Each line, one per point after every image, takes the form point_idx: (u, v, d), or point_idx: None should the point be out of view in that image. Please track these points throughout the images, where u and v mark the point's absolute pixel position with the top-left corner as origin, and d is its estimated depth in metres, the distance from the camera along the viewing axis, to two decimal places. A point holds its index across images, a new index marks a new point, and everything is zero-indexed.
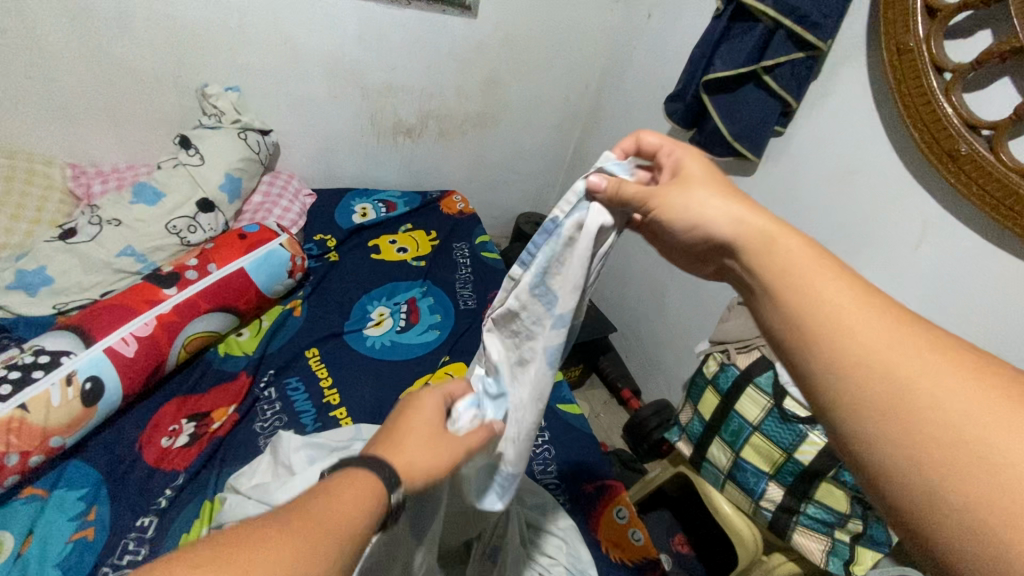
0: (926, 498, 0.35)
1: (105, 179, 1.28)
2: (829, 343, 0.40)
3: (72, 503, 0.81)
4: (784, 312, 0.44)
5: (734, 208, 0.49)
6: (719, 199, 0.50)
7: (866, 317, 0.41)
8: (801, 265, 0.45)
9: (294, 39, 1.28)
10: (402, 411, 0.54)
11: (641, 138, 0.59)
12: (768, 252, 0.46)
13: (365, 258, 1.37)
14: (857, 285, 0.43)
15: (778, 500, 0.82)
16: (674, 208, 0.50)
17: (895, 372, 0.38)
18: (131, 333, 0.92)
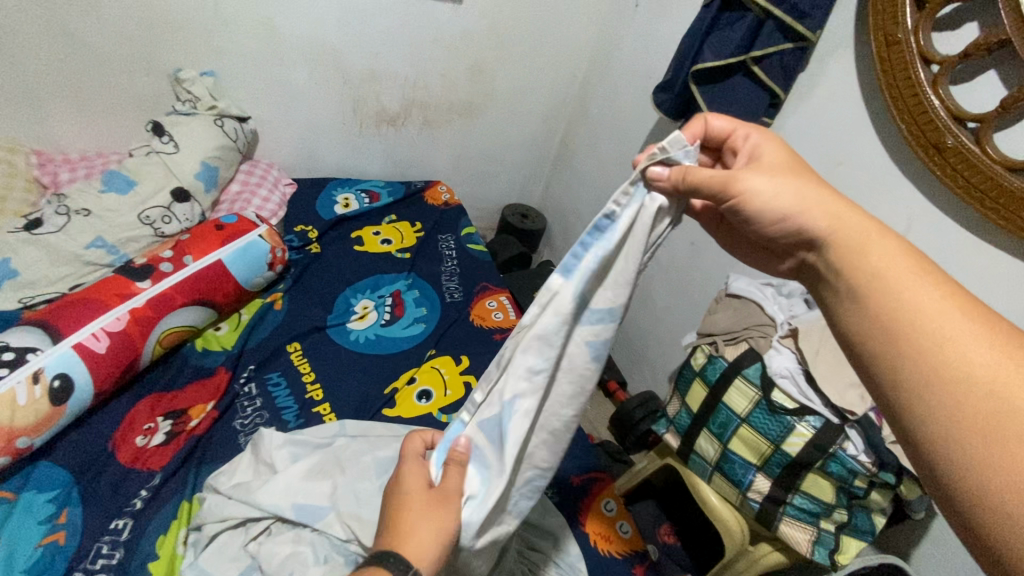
0: (982, 489, 0.36)
1: (74, 167, 1.22)
2: (916, 336, 0.42)
3: (42, 506, 0.78)
4: (868, 309, 0.45)
5: (830, 204, 0.50)
6: (810, 192, 0.50)
7: (952, 314, 0.42)
8: (888, 263, 0.46)
9: (272, 22, 1.24)
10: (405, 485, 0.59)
11: (711, 122, 0.60)
12: (861, 258, 0.47)
13: (349, 249, 1.34)
14: (947, 285, 0.44)
15: (765, 491, 0.82)
16: (758, 196, 0.50)
17: (971, 368, 0.40)
18: (102, 328, 0.88)
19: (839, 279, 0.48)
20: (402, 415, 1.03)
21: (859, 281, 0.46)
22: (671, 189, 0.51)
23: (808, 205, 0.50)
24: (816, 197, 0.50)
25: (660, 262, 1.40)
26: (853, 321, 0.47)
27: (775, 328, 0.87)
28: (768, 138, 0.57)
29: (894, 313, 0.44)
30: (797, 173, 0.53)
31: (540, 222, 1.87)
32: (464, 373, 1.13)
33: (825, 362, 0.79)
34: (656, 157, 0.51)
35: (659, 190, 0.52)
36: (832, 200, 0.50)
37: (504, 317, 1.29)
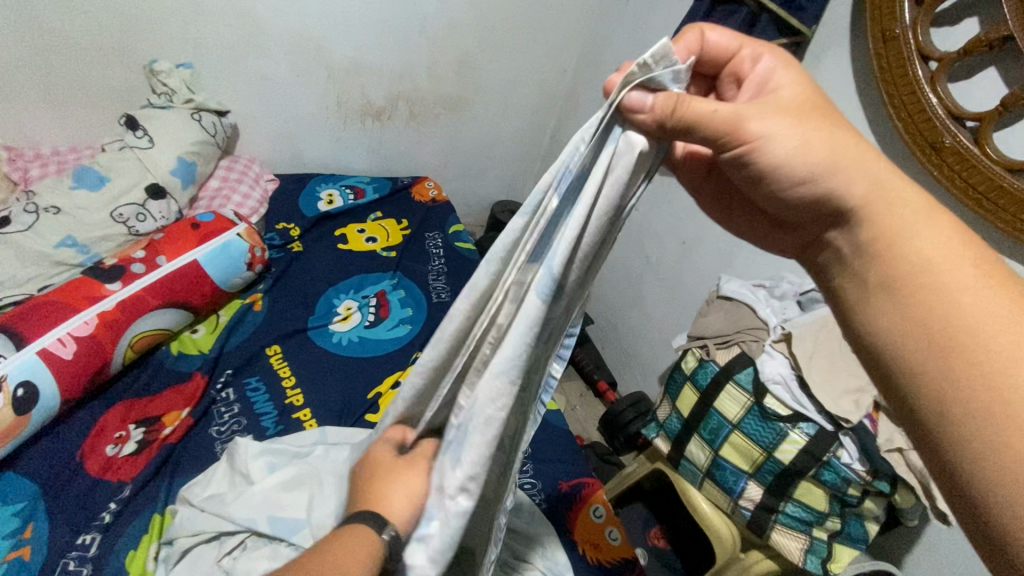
0: (979, 444, 0.37)
1: (44, 163, 1.17)
2: (937, 305, 0.41)
3: (5, 519, 0.74)
4: (891, 277, 0.43)
5: (876, 171, 0.44)
6: (870, 154, 0.44)
7: (983, 291, 0.40)
8: (948, 260, 0.42)
9: (252, 13, 1.19)
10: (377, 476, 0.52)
11: (708, 38, 0.51)
12: (908, 241, 0.43)
13: (332, 248, 1.30)
14: (986, 261, 0.42)
15: (758, 499, 0.80)
16: (779, 153, 0.43)
17: (984, 337, 0.39)
18: (69, 334, 0.84)
19: (868, 267, 0.44)
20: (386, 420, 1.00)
21: (899, 269, 0.43)
22: (654, 124, 0.42)
23: (839, 158, 0.43)
24: (850, 148, 0.44)
25: (652, 261, 1.38)
26: (886, 320, 0.43)
27: (768, 332, 0.85)
28: (782, 61, 0.49)
29: (938, 309, 0.40)
30: (823, 114, 0.45)
31: None
32: None
33: (818, 367, 0.77)
34: (637, 82, 0.41)
35: (637, 125, 0.42)
36: (879, 163, 0.44)
37: None
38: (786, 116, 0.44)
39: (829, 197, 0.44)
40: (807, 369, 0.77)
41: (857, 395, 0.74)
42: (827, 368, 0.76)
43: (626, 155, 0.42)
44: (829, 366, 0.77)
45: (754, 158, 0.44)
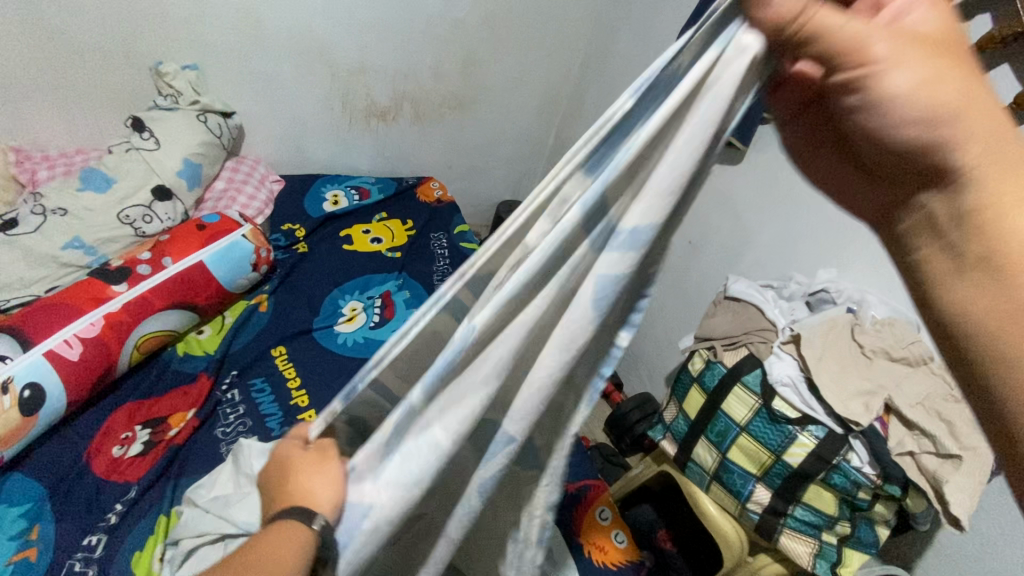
0: None
1: (52, 165, 1.17)
2: None
3: (12, 521, 0.74)
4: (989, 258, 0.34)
5: (998, 127, 0.34)
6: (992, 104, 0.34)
7: None
8: None
9: (257, 14, 1.20)
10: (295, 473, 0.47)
11: None
12: (1012, 219, 0.34)
13: (337, 248, 1.30)
14: None
15: (765, 502, 0.79)
16: (896, 91, 0.33)
17: None
18: (75, 335, 0.85)
19: (968, 240, 0.35)
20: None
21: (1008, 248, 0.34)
22: (773, 29, 0.33)
23: (968, 105, 0.34)
24: (983, 91, 0.34)
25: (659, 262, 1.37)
26: (980, 306, 0.34)
27: (776, 333, 0.84)
28: None
29: None
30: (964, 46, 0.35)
31: None
32: None
33: (827, 368, 0.76)
34: None
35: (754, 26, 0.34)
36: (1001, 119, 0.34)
37: None
38: (920, 40, 0.33)
39: (931, 149, 0.35)
40: (814, 370, 0.75)
41: (868, 398, 0.73)
42: (835, 370, 0.75)
43: (733, 56, 0.34)
44: (837, 368, 0.76)
45: (868, 88, 0.34)
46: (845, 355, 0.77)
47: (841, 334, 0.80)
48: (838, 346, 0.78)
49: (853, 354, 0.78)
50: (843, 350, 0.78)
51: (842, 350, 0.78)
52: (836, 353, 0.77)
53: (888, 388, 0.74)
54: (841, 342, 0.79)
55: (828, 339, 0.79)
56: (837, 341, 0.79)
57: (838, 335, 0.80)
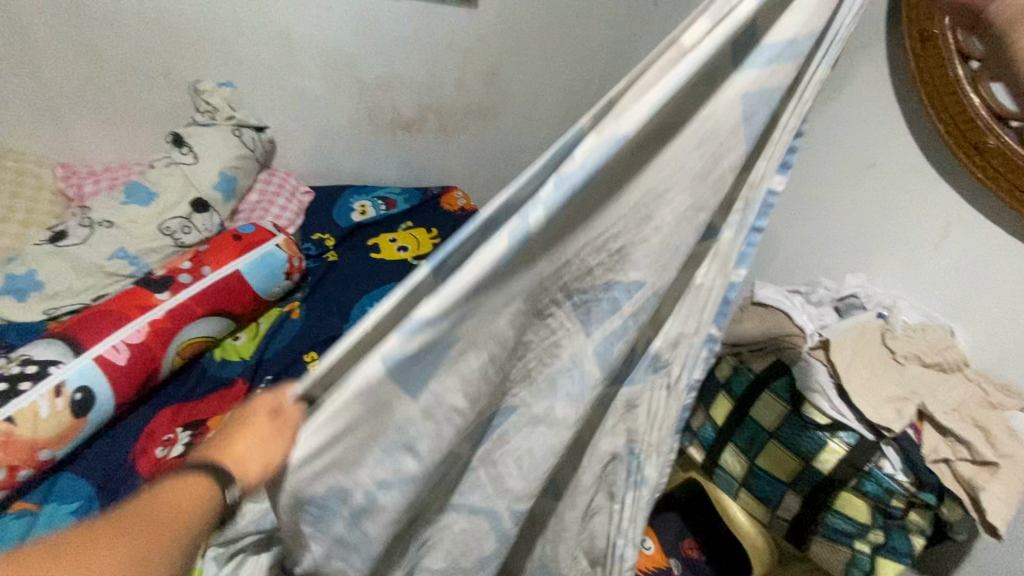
0: None
1: (97, 179, 1.23)
2: None
3: (63, 518, 0.78)
4: None
5: None
6: None
7: None
8: None
9: (290, 32, 1.25)
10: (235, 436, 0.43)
11: None
12: None
13: (365, 257, 1.34)
14: None
15: (795, 509, 0.78)
16: None
17: None
18: (123, 340, 0.89)
19: None
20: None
21: None
22: None
23: None
24: None
25: None
26: None
27: (805, 338, 0.84)
28: None
29: None
30: None
31: None
32: None
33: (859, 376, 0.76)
34: None
35: None
36: None
37: None
38: None
39: None
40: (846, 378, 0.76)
41: (900, 404, 0.73)
42: (865, 377, 0.76)
43: None
44: (868, 375, 0.76)
45: None
46: (877, 363, 0.77)
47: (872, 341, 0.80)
48: (869, 354, 0.79)
49: (885, 361, 0.78)
50: (876, 356, 0.78)
51: (873, 358, 0.78)
52: (867, 361, 0.77)
53: (920, 393, 0.75)
54: (872, 349, 0.79)
55: (858, 346, 0.79)
56: (867, 348, 0.79)
57: (868, 343, 0.80)
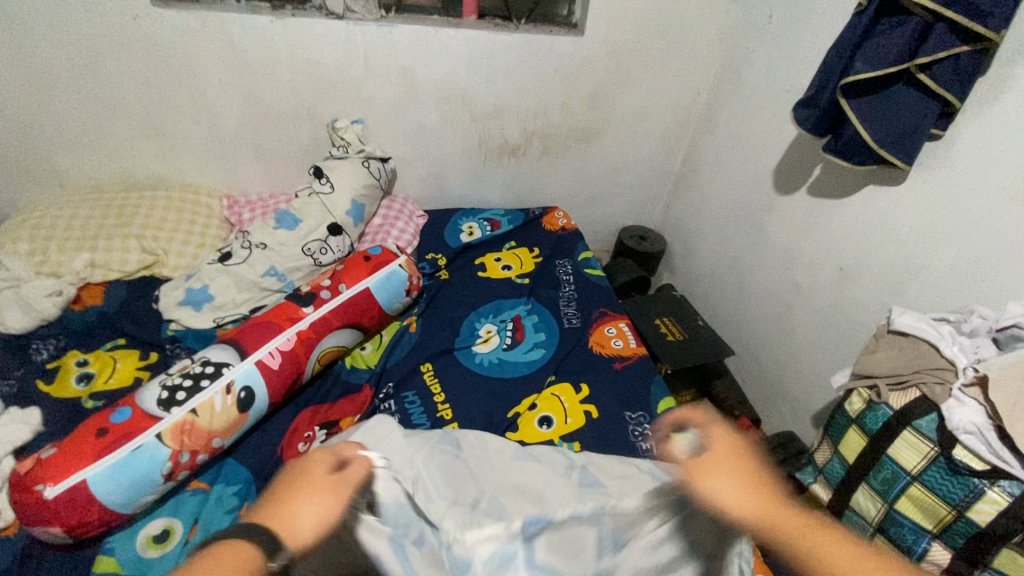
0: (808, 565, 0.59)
1: (254, 208, 1.47)
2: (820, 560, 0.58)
3: (229, 498, 0.93)
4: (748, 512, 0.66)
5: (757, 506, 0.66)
6: (743, 494, 0.67)
7: (764, 502, 0.66)
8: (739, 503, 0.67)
9: (412, 71, 1.37)
10: (298, 479, 0.66)
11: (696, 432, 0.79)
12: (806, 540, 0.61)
13: (474, 276, 1.45)
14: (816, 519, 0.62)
15: (943, 563, 0.72)
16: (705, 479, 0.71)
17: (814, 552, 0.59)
18: (276, 348, 1.02)
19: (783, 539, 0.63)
20: (572, 449, 1.05)
21: (784, 529, 0.63)
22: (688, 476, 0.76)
23: (776, 515, 0.64)
24: (792, 518, 0.63)
25: (803, 290, 1.32)
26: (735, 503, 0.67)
27: (956, 374, 0.74)
28: (717, 472, 0.71)
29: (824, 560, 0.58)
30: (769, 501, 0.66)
31: (659, 244, 1.85)
32: (585, 401, 1.16)
33: (733, 453, 0.72)
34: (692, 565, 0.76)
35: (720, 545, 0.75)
36: (795, 512, 0.64)
37: (624, 344, 1.31)
38: (721, 469, 0.71)
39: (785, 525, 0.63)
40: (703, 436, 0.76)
41: None
42: (732, 455, 0.72)
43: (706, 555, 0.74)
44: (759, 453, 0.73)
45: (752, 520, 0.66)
46: (757, 496, 0.67)
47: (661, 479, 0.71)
48: (750, 472, 0.70)
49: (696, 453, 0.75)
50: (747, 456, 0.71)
51: (746, 461, 0.71)
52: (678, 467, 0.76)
53: None
54: (748, 473, 0.69)
55: (743, 462, 0.71)
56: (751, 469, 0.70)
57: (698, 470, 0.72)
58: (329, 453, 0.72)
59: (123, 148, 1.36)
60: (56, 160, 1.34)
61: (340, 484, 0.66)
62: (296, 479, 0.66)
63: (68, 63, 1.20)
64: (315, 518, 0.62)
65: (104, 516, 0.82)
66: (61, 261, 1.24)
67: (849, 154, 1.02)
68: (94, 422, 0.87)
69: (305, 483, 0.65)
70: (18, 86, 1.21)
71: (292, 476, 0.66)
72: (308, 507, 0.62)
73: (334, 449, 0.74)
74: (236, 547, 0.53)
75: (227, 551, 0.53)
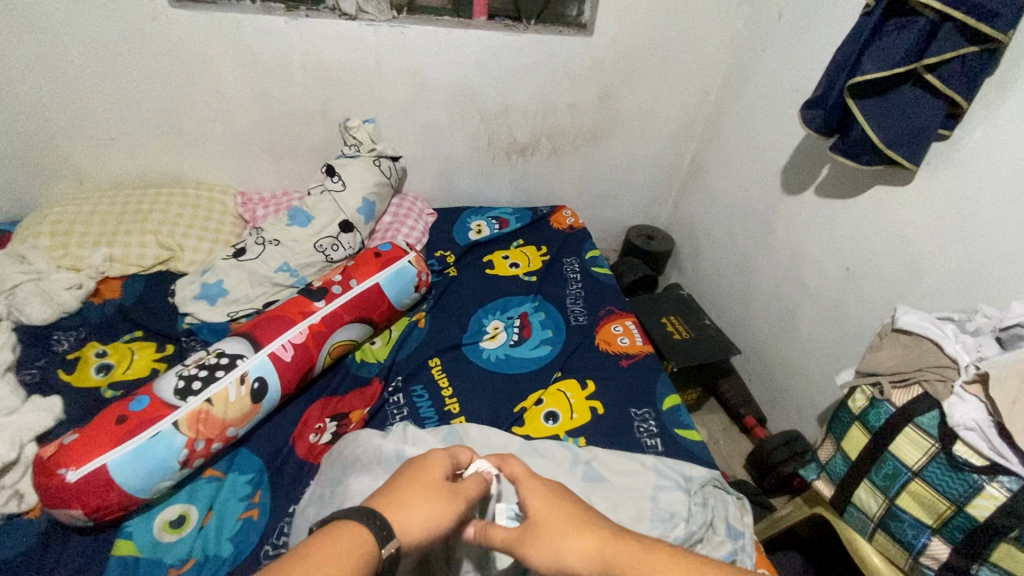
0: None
1: (267, 206, 1.50)
2: None
3: (242, 486, 0.95)
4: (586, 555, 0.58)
5: (587, 545, 0.58)
6: (574, 539, 0.59)
7: (581, 537, 0.59)
8: (572, 546, 0.58)
9: (423, 71, 1.40)
10: (415, 470, 0.63)
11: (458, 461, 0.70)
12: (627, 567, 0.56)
13: (481, 273, 1.47)
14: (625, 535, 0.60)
15: (942, 558, 0.73)
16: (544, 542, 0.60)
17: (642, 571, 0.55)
18: (289, 341, 1.05)
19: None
20: (577, 443, 1.06)
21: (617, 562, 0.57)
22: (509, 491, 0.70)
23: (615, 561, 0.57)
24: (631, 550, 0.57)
25: (810, 290, 1.32)
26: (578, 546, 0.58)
27: (958, 371, 0.75)
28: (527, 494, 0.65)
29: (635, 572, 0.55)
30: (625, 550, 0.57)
31: (667, 244, 1.85)
32: (591, 397, 1.17)
33: (551, 497, 0.64)
34: None
35: None
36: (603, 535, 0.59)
37: (630, 341, 1.32)
38: (545, 509, 0.63)
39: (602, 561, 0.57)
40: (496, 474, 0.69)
41: None
42: (549, 496, 0.64)
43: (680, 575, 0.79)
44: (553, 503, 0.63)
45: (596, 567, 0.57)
46: (592, 536, 0.59)
47: (490, 530, 0.64)
48: (576, 520, 0.61)
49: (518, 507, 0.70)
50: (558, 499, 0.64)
51: (562, 506, 0.63)
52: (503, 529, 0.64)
53: None
54: (576, 521, 0.61)
55: (574, 509, 0.63)
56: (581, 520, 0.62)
57: (533, 539, 0.60)
58: (450, 450, 0.68)
59: (141, 146, 1.40)
60: (77, 157, 1.37)
61: (455, 492, 0.62)
62: (414, 470, 0.63)
63: (90, 63, 1.23)
64: (426, 524, 0.58)
65: (123, 500, 0.85)
66: (81, 256, 1.28)
67: (856, 153, 1.02)
68: (114, 410, 0.90)
69: (423, 477, 0.62)
70: (41, 85, 1.25)
71: (412, 467, 0.64)
72: (423, 509, 0.59)
73: (453, 451, 0.69)
74: (344, 539, 0.52)
75: (333, 542, 0.51)
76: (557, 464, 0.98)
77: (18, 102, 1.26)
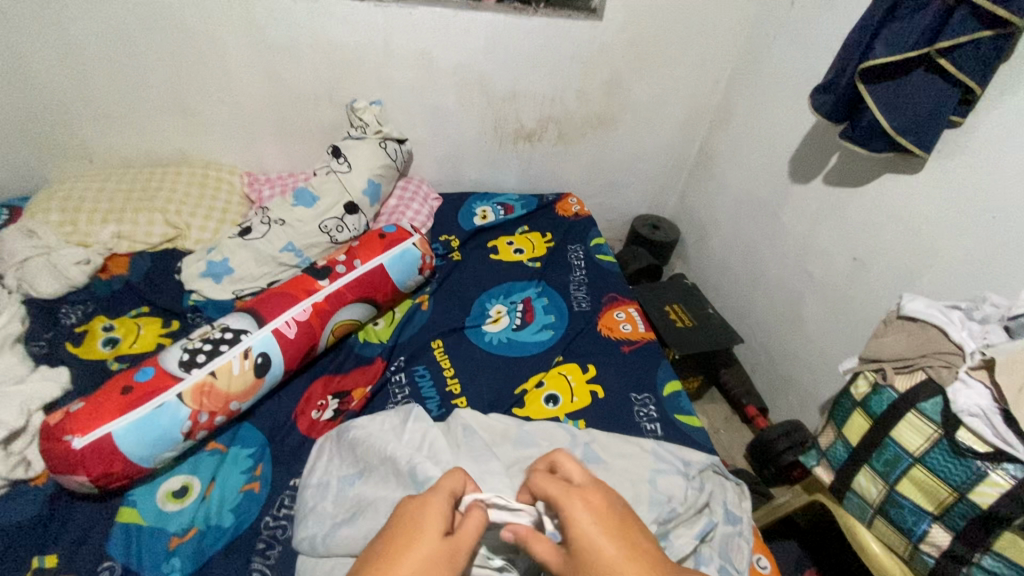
0: None
1: (273, 186, 1.51)
2: None
3: (244, 459, 0.96)
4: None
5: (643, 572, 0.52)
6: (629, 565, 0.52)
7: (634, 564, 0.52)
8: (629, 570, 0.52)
9: (430, 53, 1.39)
10: (405, 528, 0.56)
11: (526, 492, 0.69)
12: None
13: (485, 258, 1.47)
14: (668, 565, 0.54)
15: (942, 545, 0.72)
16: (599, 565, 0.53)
17: None
18: (292, 318, 1.06)
19: None
20: (576, 426, 1.07)
21: None
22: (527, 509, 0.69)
23: None
24: None
25: (816, 280, 1.31)
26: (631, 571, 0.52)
27: (963, 358, 0.74)
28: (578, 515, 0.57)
29: None
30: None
31: (673, 233, 1.84)
32: (591, 381, 1.17)
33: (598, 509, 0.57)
34: None
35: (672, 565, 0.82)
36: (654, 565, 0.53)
37: (632, 328, 1.32)
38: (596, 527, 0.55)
39: None
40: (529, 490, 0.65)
41: None
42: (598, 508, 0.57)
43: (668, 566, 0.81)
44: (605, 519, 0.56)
45: None
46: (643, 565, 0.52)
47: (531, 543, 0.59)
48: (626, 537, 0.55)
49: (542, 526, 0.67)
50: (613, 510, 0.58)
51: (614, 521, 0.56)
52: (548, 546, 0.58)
53: None
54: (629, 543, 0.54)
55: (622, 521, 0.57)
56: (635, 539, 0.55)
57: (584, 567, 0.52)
58: (439, 492, 0.61)
59: (149, 124, 1.40)
60: (86, 134, 1.38)
61: (454, 547, 0.55)
62: (408, 528, 0.56)
63: (99, 39, 1.23)
64: None
65: (128, 468, 0.86)
66: (89, 232, 1.29)
67: (865, 141, 1.01)
68: (120, 380, 0.91)
69: (417, 537, 0.55)
70: (51, 62, 1.25)
71: (398, 527, 0.56)
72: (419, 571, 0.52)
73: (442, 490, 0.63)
74: None
75: None
76: (557, 447, 0.99)
77: (28, 78, 1.26)
